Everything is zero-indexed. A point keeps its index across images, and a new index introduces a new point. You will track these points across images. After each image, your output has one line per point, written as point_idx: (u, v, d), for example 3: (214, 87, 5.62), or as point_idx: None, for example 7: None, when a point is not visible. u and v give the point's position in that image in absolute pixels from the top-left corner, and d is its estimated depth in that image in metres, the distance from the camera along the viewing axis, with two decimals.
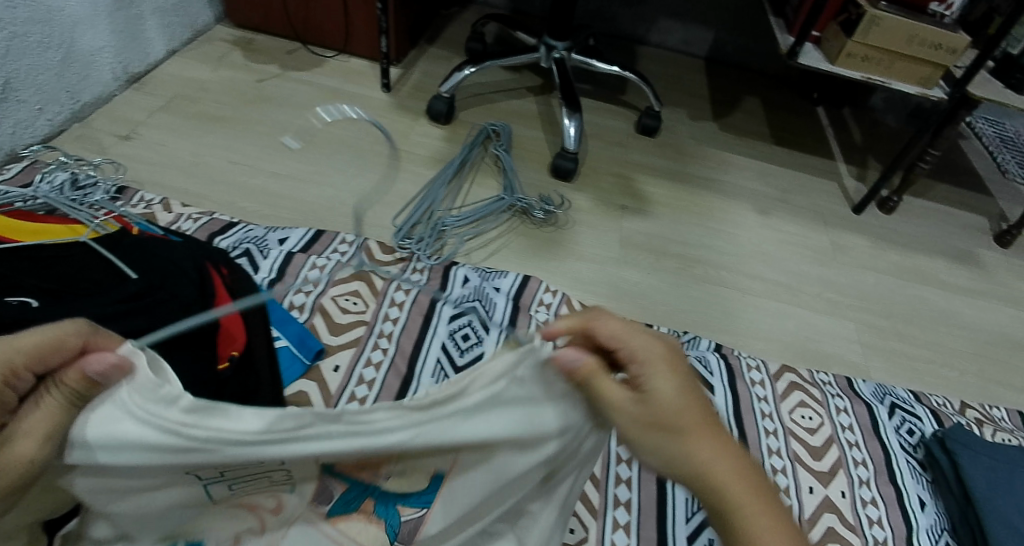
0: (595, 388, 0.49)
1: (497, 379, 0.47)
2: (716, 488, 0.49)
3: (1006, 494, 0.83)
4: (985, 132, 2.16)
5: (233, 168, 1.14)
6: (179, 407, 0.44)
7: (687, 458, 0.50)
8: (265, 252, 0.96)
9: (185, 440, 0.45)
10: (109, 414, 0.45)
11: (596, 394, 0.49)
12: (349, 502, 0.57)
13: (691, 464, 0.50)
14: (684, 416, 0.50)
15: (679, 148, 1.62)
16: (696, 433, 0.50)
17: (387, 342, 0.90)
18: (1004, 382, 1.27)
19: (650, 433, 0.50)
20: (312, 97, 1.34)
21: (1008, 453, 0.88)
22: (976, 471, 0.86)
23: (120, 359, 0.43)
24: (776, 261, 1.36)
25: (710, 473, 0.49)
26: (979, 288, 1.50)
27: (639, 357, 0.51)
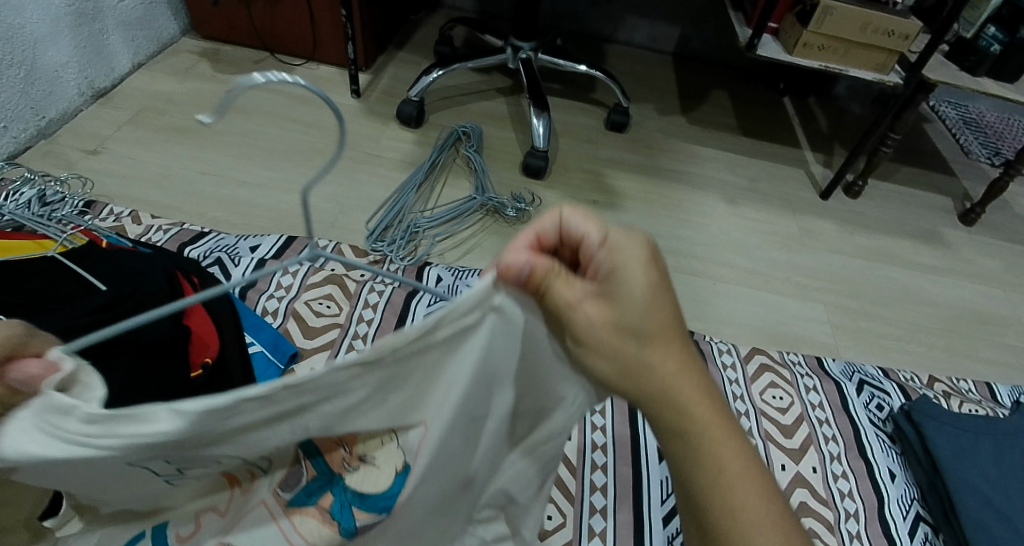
0: (552, 295, 0.45)
1: (468, 311, 0.43)
2: (673, 402, 0.49)
3: (970, 461, 0.86)
4: (948, 115, 2.21)
5: (203, 178, 1.14)
6: (78, 417, 0.38)
7: (646, 370, 0.48)
8: (237, 259, 0.96)
9: (100, 449, 0.39)
10: (18, 430, 0.39)
11: (553, 301, 0.45)
12: (311, 494, 0.52)
13: (648, 373, 0.48)
14: (649, 320, 0.48)
15: (649, 142, 1.65)
16: (660, 343, 0.48)
17: (362, 343, 0.91)
18: (970, 354, 1.31)
19: (612, 337, 0.47)
20: (281, 105, 1.35)
21: (971, 421, 0.91)
22: (942, 440, 0.89)
23: (47, 366, 0.40)
24: (745, 248, 1.39)
25: (666, 383, 0.49)
26: (944, 266, 1.54)
27: (609, 252, 0.47)
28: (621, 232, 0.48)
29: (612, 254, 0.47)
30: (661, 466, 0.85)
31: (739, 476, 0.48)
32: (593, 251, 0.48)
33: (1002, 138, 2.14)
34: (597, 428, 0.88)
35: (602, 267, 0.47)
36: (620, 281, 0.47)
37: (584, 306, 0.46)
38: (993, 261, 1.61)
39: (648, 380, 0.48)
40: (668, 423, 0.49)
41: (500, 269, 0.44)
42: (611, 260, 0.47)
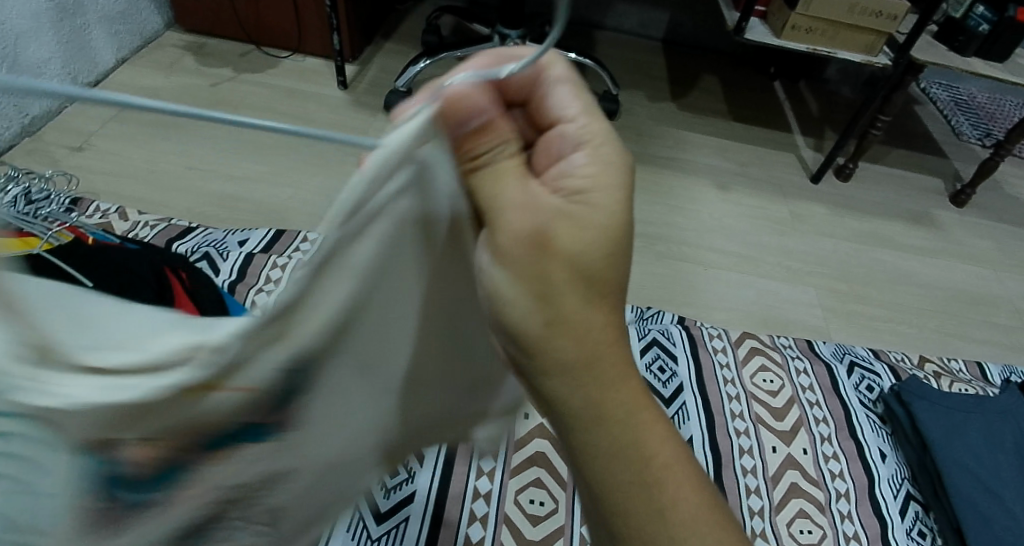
0: (497, 187, 0.37)
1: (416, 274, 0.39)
2: (598, 358, 0.41)
3: (959, 439, 0.87)
4: (938, 96, 2.21)
5: (190, 173, 1.13)
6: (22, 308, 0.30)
7: (581, 325, 0.40)
8: (225, 254, 0.96)
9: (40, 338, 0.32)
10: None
11: (496, 193, 0.37)
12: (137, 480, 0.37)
13: (582, 326, 0.40)
14: (602, 263, 0.40)
15: (638, 128, 1.64)
16: (595, 284, 0.40)
17: None
18: (961, 334, 1.32)
19: (551, 264, 0.38)
20: (268, 98, 1.34)
21: (959, 400, 0.92)
22: (931, 419, 0.90)
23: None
24: (737, 233, 1.39)
25: (591, 330, 0.41)
26: (935, 247, 1.54)
27: (576, 159, 0.40)
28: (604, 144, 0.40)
29: (586, 163, 0.39)
30: None
31: (662, 485, 0.42)
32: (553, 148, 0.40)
33: (993, 119, 2.14)
34: None
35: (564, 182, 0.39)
36: (584, 200, 0.39)
37: (517, 202, 0.37)
38: (984, 242, 1.61)
39: (571, 314, 0.40)
40: (586, 392, 0.42)
41: (452, 96, 0.35)
42: (570, 168, 0.39)
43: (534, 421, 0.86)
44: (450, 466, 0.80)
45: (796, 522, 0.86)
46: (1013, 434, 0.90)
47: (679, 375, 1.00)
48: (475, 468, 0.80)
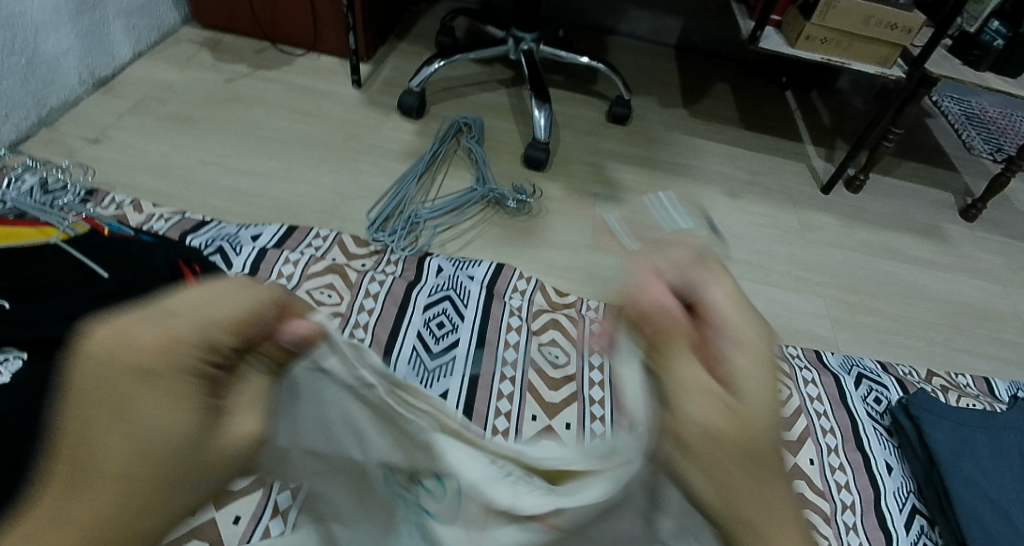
0: (673, 361, 0.42)
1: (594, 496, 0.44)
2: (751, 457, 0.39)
3: (966, 453, 0.87)
4: (950, 110, 2.21)
5: (204, 168, 1.14)
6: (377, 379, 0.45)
7: (736, 458, 0.39)
8: (238, 248, 0.96)
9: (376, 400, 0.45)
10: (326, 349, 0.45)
11: (674, 367, 0.41)
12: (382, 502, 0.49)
13: (732, 462, 0.39)
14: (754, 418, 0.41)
15: (650, 134, 1.65)
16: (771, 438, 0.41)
17: (363, 332, 0.90)
18: (968, 349, 1.32)
19: (716, 420, 0.40)
20: (282, 95, 1.34)
21: (967, 415, 0.92)
22: (938, 433, 0.90)
23: (308, 332, 0.44)
24: (747, 242, 1.39)
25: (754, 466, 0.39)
26: (944, 261, 1.54)
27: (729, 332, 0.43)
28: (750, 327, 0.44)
29: (740, 347, 0.43)
30: None
31: None
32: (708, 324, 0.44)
33: (1004, 133, 2.14)
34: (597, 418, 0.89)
35: (723, 354, 0.42)
36: (737, 380, 0.41)
37: (686, 382, 0.41)
38: (994, 257, 1.61)
39: (742, 479, 0.39)
40: (734, 520, 0.39)
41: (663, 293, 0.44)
42: (729, 342, 0.43)
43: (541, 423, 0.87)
44: None
45: None
46: (1020, 451, 0.89)
47: None
48: None
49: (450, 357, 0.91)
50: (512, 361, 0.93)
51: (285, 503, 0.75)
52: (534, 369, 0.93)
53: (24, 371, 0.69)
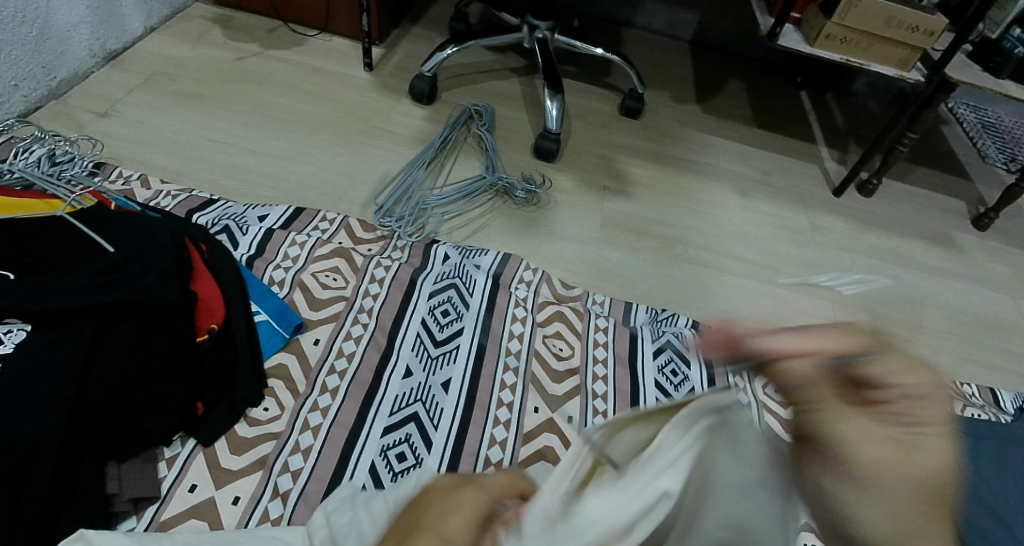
0: (817, 414, 0.43)
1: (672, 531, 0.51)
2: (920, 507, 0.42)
3: None
4: (965, 117, 2.18)
5: (212, 146, 1.13)
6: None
7: (887, 482, 0.41)
8: (244, 228, 0.95)
9: None
10: None
11: (822, 421, 0.43)
12: None
13: (896, 477, 0.41)
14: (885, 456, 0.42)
15: (663, 130, 1.63)
16: (936, 500, 0.42)
17: (367, 317, 0.90)
18: (973, 358, 1.32)
19: (885, 458, 0.42)
20: (293, 76, 1.33)
21: None
22: None
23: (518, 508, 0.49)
24: (755, 241, 1.38)
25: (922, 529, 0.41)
26: (953, 269, 1.54)
27: (903, 386, 0.44)
28: (820, 360, 0.44)
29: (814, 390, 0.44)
30: None
31: None
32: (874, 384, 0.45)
33: (1018, 143, 2.12)
34: (599, 414, 0.88)
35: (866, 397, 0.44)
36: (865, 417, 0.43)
37: (863, 437, 0.42)
38: (1002, 266, 1.60)
39: (922, 516, 0.42)
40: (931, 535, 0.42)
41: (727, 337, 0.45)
42: (907, 407, 0.44)
43: (543, 414, 0.85)
44: (459, 453, 0.79)
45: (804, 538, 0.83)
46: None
47: (691, 379, 0.96)
48: (483, 458, 0.80)
49: (454, 345, 0.90)
50: (516, 351, 0.92)
51: (285, 485, 0.73)
52: (538, 360, 0.92)
53: (26, 344, 0.69)
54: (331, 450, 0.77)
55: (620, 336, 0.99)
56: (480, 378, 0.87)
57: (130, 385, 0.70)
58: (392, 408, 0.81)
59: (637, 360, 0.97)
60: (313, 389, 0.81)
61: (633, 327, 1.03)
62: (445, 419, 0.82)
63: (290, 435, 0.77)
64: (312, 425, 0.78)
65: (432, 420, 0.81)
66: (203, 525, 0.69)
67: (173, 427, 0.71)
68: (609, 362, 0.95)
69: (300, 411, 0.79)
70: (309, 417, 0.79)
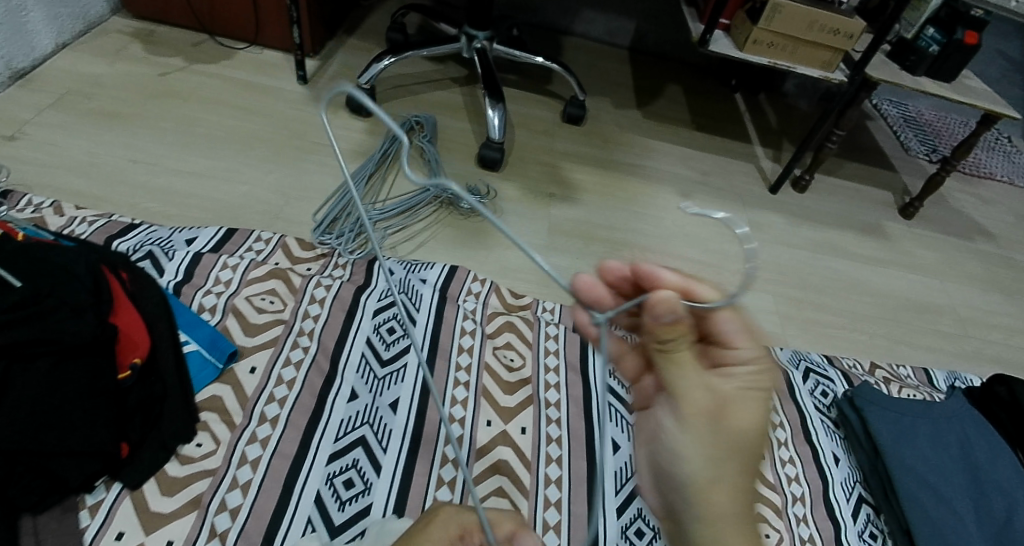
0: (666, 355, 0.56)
1: None
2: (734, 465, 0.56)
3: (908, 441, 0.95)
4: (888, 112, 2.29)
5: (134, 167, 1.07)
6: None
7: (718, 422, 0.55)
8: (171, 253, 0.90)
9: None
10: None
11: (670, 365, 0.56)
12: None
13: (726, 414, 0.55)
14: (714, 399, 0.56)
15: (604, 135, 1.64)
16: (748, 443, 0.55)
17: (308, 339, 0.85)
18: (908, 341, 1.39)
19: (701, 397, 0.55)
20: (220, 90, 1.27)
21: (906, 405, 1.00)
22: (883, 425, 0.97)
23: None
24: (698, 240, 1.39)
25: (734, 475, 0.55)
26: (884, 258, 1.61)
27: (747, 351, 0.58)
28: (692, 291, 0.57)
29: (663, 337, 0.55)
30: (617, 456, 0.86)
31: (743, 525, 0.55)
32: (723, 344, 0.59)
33: (938, 135, 2.23)
34: (552, 421, 0.87)
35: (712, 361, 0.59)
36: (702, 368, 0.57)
37: (689, 378, 0.56)
38: (929, 253, 1.69)
39: (723, 450, 0.55)
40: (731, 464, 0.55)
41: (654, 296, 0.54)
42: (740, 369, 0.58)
43: (496, 427, 0.84)
44: (410, 476, 0.76)
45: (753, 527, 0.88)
46: (958, 437, 0.98)
47: None
48: (435, 477, 0.77)
49: (400, 363, 0.87)
50: (466, 365, 0.90)
51: (224, 524, 0.69)
52: (488, 374, 0.90)
53: None
54: (272, 483, 0.73)
55: (571, 342, 0.97)
56: (430, 396, 0.84)
57: (43, 430, 0.64)
58: (338, 433, 0.78)
59: (590, 366, 0.95)
60: (251, 420, 0.77)
61: (584, 332, 1.01)
62: (394, 442, 0.79)
63: (226, 471, 0.72)
64: (250, 457, 0.74)
65: (380, 443, 0.78)
66: None
67: (95, 472, 0.67)
68: (561, 370, 0.94)
69: (237, 443, 0.75)
70: (247, 449, 0.74)
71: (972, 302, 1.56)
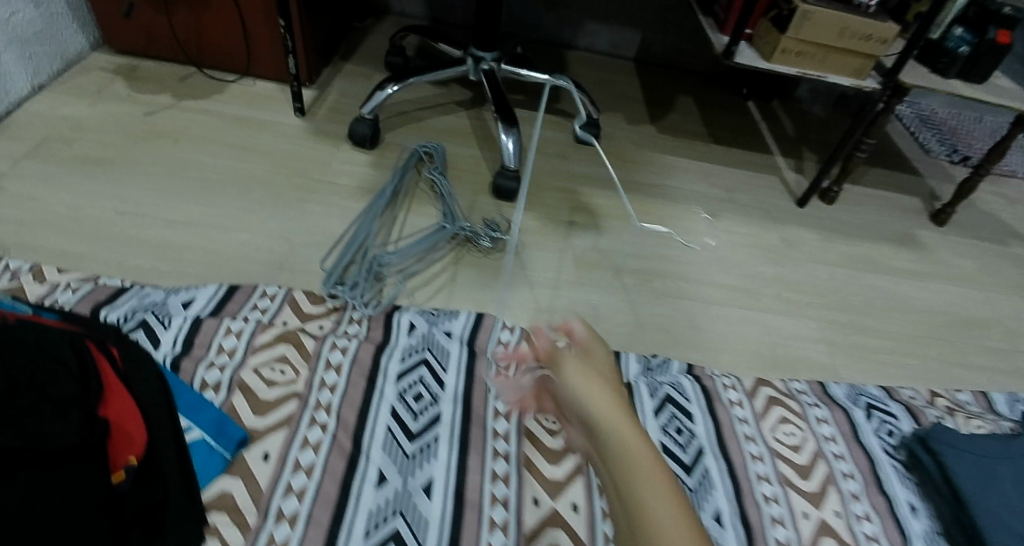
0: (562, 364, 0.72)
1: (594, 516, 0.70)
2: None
3: (993, 487, 0.83)
4: (904, 113, 2.21)
5: (121, 220, 0.97)
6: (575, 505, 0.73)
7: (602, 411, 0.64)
8: (167, 320, 0.80)
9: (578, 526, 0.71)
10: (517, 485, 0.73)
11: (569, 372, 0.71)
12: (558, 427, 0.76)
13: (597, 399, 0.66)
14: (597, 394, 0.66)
15: (620, 154, 1.55)
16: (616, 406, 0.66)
17: (326, 415, 0.76)
18: (961, 362, 1.29)
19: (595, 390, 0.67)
20: (213, 127, 1.17)
21: (988, 445, 0.88)
22: (963, 470, 0.85)
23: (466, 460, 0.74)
24: (733, 264, 1.29)
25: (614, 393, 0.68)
26: (923, 270, 1.51)
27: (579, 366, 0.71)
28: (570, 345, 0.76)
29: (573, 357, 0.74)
30: None
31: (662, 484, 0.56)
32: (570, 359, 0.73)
33: (956, 135, 2.15)
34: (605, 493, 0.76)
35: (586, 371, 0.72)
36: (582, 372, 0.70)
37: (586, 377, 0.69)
38: (967, 261, 1.60)
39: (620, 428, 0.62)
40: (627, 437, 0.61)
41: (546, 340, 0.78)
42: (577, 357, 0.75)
43: (546, 507, 0.73)
44: None
45: None
46: None
47: (698, 436, 0.87)
48: None
49: (431, 435, 0.77)
50: (504, 432, 0.80)
51: None
52: (530, 442, 0.79)
53: None
54: None
55: None
56: (467, 473, 0.74)
57: None
58: (367, 528, 0.68)
59: (640, 423, 0.86)
60: (267, 519, 0.66)
61: (627, 383, 0.91)
62: (431, 534, 0.68)
63: None
64: None
65: (416, 537, 0.68)
66: None
67: None
68: None
69: None
70: None
71: (1020, 313, 1.47)
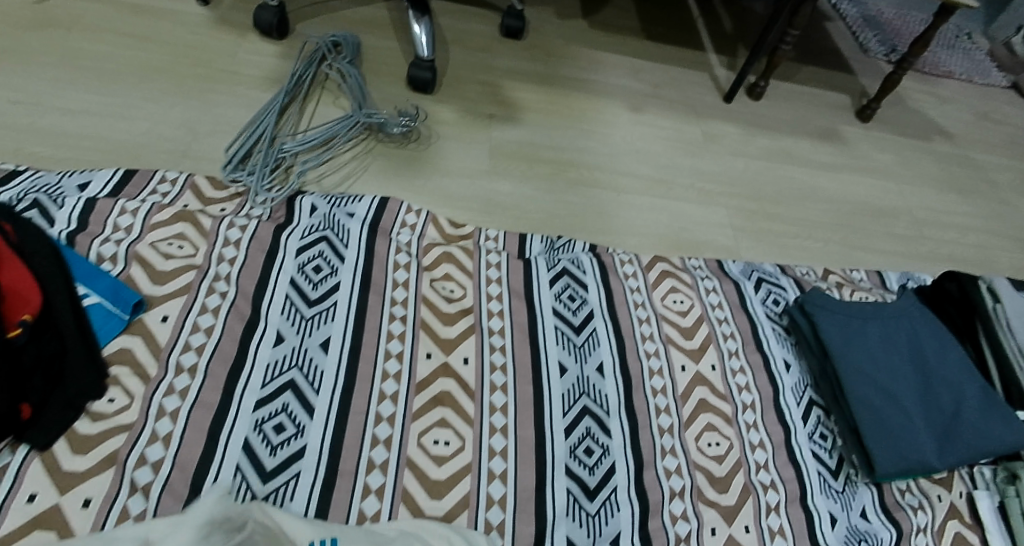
0: None
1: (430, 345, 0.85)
2: None
3: (860, 343, 0.94)
4: (847, 12, 2.19)
5: (14, 108, 0.96)
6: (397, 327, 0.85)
7: None
8: (60, 200, 0.82)
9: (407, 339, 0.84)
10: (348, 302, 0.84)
11: None
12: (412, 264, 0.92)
13: None
14: None
15: (547, 48, 1.54)
16: None
17: (225, 285, 0.80)
18: (862, 246, 1.39)
19: None
20: (110, 17, 1.15)
21: (858, 308, 0.99)
22: (831, 328, 0.96)
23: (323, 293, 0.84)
24: (648, 156, 1.35)
25: None
26: (841, 163, 1.59)
27: None
28: None
29: None
30: (563, 380, 0.87)
31: None
32: None
33: (899, 35, 2.15)
34: (496, 349, 0.87)
35: None
36: None
37: None
38: (886, 155, 1.68)
39: None
40: None
41: None
42: None
43: (437, 360, 0.84)
44: (346, 416, 0.75)
45: (704, 437, 0.89)
46: (906, 335, 0.98)
47: (589, 302, 0.97)
48: (373, 419, 0.76)
49: (329, 302, 0.84)
50: (402, 300, 0.87)
51: (145, 478, 0.65)
52: (425, 308, 0.88)
53: None
54: (195, 434, 0.68)
55: (513, 269, 0.97)
56: (364, 331, 0.82)
57: None
58: (266, 376, 0.75)
59: (534, 292, 0.95)
60: (168, 371, 0.72)
61: (527, 259, 1.00)
62: (326, 382, 0.77)
63: (145, 424, 0.68)
64: (169, 409, 0.69)
65: (311, 385, 0.76)
66: (49, 537, 0.59)
67: None
68: (504, 297, 0.93)
69: (153, 396, 0.70)
70: (164, 401, 0.70)
71: (926, 204, 1.58)
